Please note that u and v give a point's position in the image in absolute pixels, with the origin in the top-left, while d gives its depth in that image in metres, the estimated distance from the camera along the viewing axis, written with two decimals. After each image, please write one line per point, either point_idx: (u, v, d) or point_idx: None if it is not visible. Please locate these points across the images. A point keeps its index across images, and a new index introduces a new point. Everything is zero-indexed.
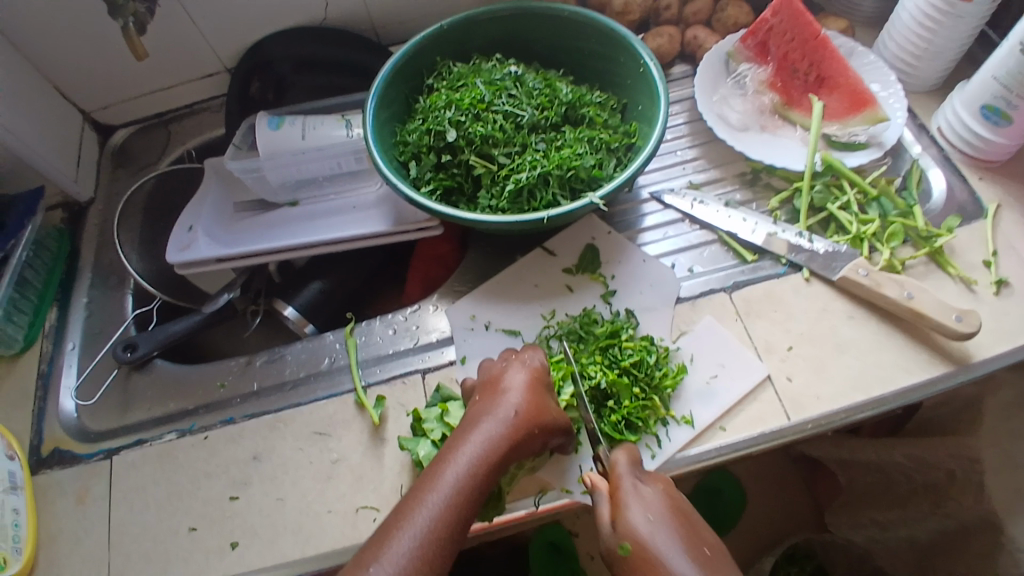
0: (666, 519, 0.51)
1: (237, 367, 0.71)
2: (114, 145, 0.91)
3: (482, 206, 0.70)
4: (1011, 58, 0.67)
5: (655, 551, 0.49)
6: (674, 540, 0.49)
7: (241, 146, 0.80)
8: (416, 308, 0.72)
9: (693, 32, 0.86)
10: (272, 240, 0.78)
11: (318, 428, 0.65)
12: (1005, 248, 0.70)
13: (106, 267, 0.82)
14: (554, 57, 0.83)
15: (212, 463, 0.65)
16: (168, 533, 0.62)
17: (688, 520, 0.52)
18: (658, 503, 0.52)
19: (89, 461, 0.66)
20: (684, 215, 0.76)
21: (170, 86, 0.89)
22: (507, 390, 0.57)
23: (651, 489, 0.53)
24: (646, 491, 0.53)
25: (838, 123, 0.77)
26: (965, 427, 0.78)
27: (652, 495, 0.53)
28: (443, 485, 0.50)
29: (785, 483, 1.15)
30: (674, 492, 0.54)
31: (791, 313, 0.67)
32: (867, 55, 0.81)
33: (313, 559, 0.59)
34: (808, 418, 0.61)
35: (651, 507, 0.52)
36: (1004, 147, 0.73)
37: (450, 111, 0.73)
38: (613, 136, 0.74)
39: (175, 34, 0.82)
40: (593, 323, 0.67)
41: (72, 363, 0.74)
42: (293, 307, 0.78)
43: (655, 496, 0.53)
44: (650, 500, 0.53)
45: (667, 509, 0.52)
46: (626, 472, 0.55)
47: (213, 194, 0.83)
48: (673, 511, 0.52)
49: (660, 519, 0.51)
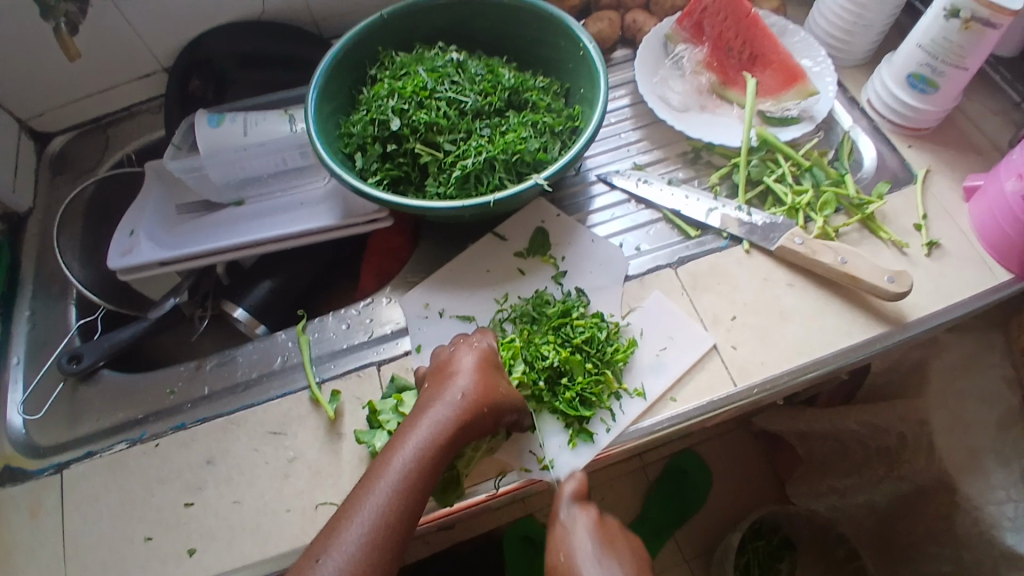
0: (592, 550, 0.56)
1: (187, 372, 0.70)
2: (50, 152, 0.88)
3: (430, 193, 0.71)
4: (935, 25, 0.70)
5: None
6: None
7: (181, 146, 0.78)
8: (368, 301, 0.72)
9: (633, 17, 0.88)
10: (218, 239, 0.76)
11: (273, 427, 0.65)
12: (935, 212, 0.73)
13: (48, 278, 0.79)
14: (496, 44, 0.83)
15: (165, 470, 0.63)
16: (123, 544, 0.60)
17: (611, 545, 0.56)
18: (586, 536, 0.56)
19: (40, 476, 0.64)
20: (630, 196, 0.77)
21: (103, 89, 0.86)
22: (456, 374, 0.57)
23: (579, 525, 0.56)
24: (578, 525, 0.56)
25: (773, 99, 0.80)
26: (915, 392, 0.81)
27: (582, 529, 0.56)
28: (391, 472, 0.50)
29: (747, 457, 1.19)
30: (604, 515, 0.58)
31: (734, 284, 0.69)
32: (798, 32, 0.84)
33: (274, 557, 0.59)
34: (753, 383, 0.64)
35: (578, 546, 0.56)
36: (933, 114, 0.77)
37: (393, 100, 0.73)
38: (557, 119, 0.75)
39: (105, 34, 0.79)
40: (545, 304, 0.68)
41: (18, 378, 0.72)
42: (243, 308, 0.77)
43: (582, 529, 0.56)
44: (578, 535, 0.56)
45: (591, 544, 0.56)
46: (563, 502, 0.58)
47: (154, 197, 0.80)
48: (600, 544, 0.56)
49: (586, 558, 0.55)
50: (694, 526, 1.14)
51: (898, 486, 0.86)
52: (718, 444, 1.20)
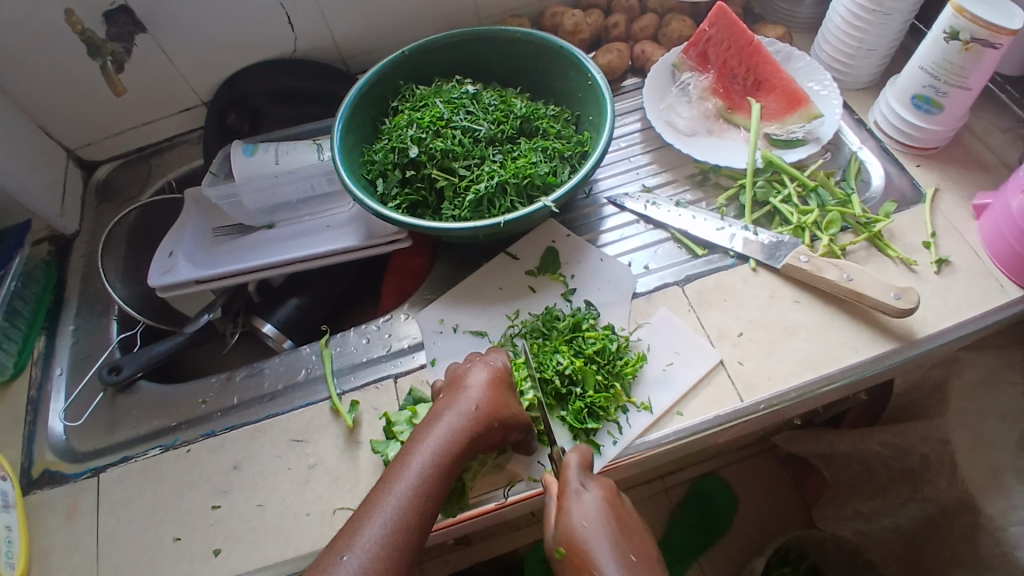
0: (603, 524, 0.53)
1: (218, 383, 0.74)
2: (97, 179, 0.95)
3: (446, 216, 0.75)
4: (937, 47, 0.72)
5: (589, 559, 0.51)
6: (609, 551, 0.51)
7: (218, 173, 0.84)
8: (387, 317, 0.76)
9: (641, 47, 0.92)
10: (249, 259, 0.81)
11: (296, 434, 0.68)
12: (944, 230, 0.74)
13: (92, 295, 0.86)
14: (511, 75, 0.88)
15: (195, 474, 0.67)
16: (154, 544, 0.64)
17: (623, 522, 0.54)
18: (597, 508, 0.54)
19: (77, 479, 0.69)
20: (640, 217, 0.80)
21: (147, 121, 0.93)
22: (469, 388, 0.60)
23: (593, 496, 0.55)
24: (589, 496, 0.55)
25: (778, 122, 0.82)
26: (936, 408, 0.82)
27: (592, 501, 0.54)
28: (409, 476, 0.53)
29: (773, 482, 1.17)
30: (615, 495, 0.56)
31: (741, 301, 0.71)
32: (802, 58, 0.87)
33: (294, 558, 0.62)
34: (760, 398, 0.64)
35: (591, 518, 0.53)
36: (939, 134, 0.78)
37: (412, 130, 0.78)
38: (566, 145, 0.78)
39: (152, 72, 0.87)
40: (555, 319, 0.70)
41: (60, 388, 0.77)
42: (271, 324, 0.81)
43: (595, 501, 0.54)
44: (591, 507, 0.54)
45: (605, 517, 0.54)
46: (573, 473, 0.57)
47: (193, 221, 0.87)
48: (614, 519, 0.54)
49: (599, 530, 0.53)
50: (718, 552, 1.12)
51: (922, 508, 0.84)
52: (744, 471, 1.18)
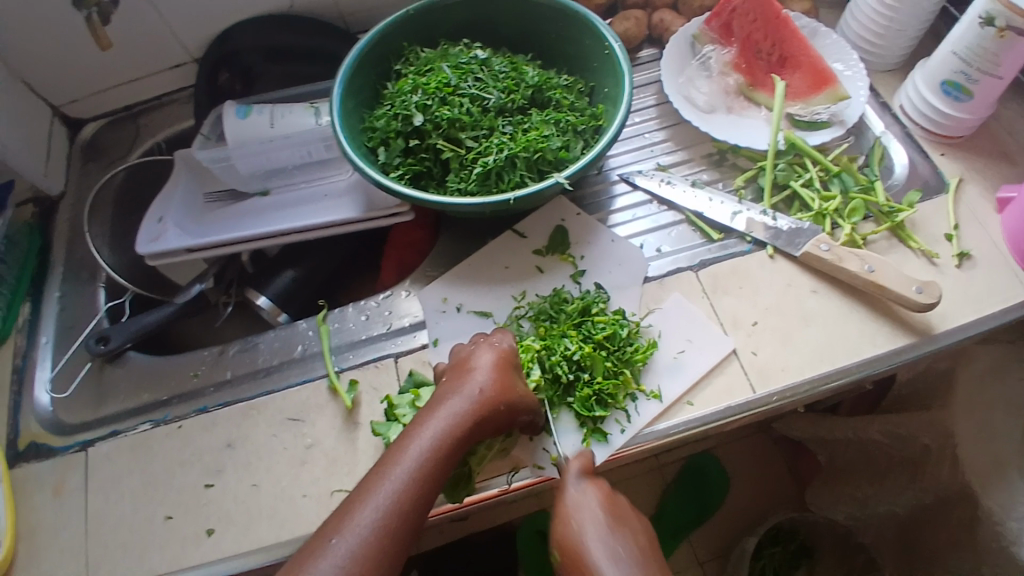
0: (601, 524, 0.53)
1: (210, 357, 0.71)
2: (83, 139, 0.90)
3: (451, 189, 0.71)
4: (970, 32, 0.68)
5: (586, 557, 0.51)
6: (602, 545, 0.51)
7: (209, 137, 0.80)
8: (388, 293, 0.73)
9: (660, 16, 0.87)
10: (243, 228, 0.78)
11: (291, 414, 0.66)
12: (967, 222, 0.71)
13: (78, 262, 0.82)
14: (522, 41, 0.83)
15: (187, 452, 0.65)
16: (144, 523, 0.62)
17: (621, 521, 0.53)
18: (595, 509, 0.54)
19: (65, 453, 0.66)
20: (653, 197, 0.76)
21: (136, 78, 0.88)
22: (474, 370, 0.57)
23: (589, 496, 0.54)
24: (586, 496, 0.54)
25: (802, 102, 0.78)
26: (940, 400, 0.81)
27: (590, 501, 0.54)
28: (405, 460, 0.51)
29: (767, 464, 1.17)
30: (613, 492, 0.56)
31: (756, 288, 0.69)
32: (830, 34, 0.82)
33: (288, 542, 0.60)
34: (773, 390, 0.63)
35: (588, 516, 0.53)
36: (967, 122, 0.74)
37: (417, 96, 0.73)
38: (580, 118, 0.74)
39: (140, 25, 0.81)
40: (564, 302, 0.67)
41: (46, 357, 0.74)
42: (266, 296, 0.78)
43: (591, 502, 0.54)
44: (586, 504, 0.54)
45: (601, 516, 0.53)
46: (571, 477, 0.56)
47: (183, 185, 0.82)
48: (612, 518, 0.53)
49: (596, 527, 0.52)
50: (708, 530, 1.13)
51: (918, 497, 0.84)
52: (738, 448, 1.18)
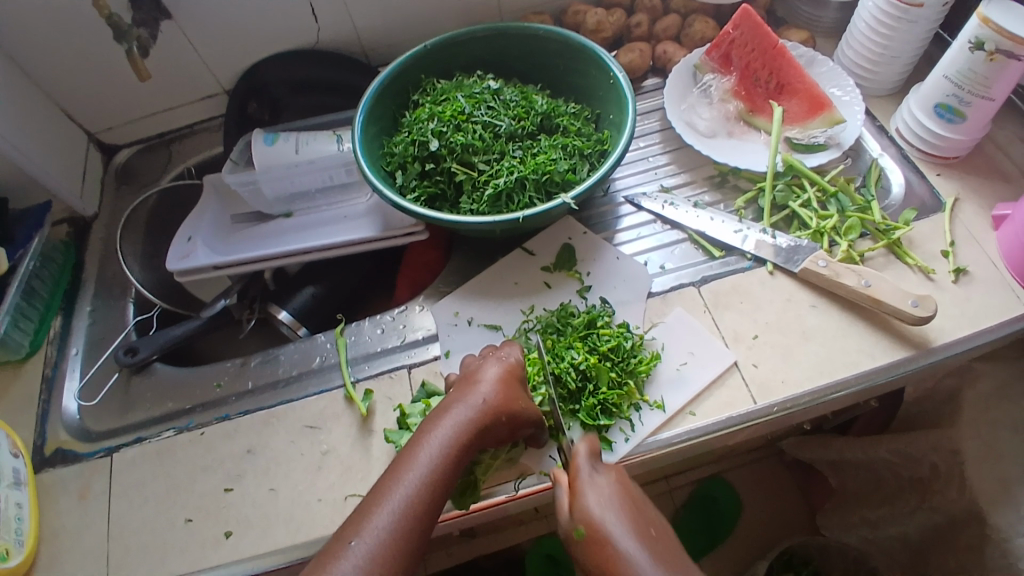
0: (618, 506, 0.53)
1: (233, 368, 0.75)
2: (117, 164, 0.96)
3: (464, 210, 0.75)
4: (962, 56, 0.71)
5: (606, 536, 0.51)
6: (624, 526, 0.51)
7: (238, 161, 0.84)
8: (402, 308, 0.76)
9: (663, 47, 0.92)
10: (266, 247, 0.82)
11: (309, 422, 0.69)
12: (963, 239, 0.73)
13: (110, 278, 0.87)
14: (532, 72, 0.88)
15: (209, 457, 0.68)
16: (166, 525, 0.65)
17: (638, 506, 0.54)
18: (610, 491, 0.54)
19: (90, 459, 0.70)
20: (657, 217, 0.80)
21: (170, 108, 0.94)
22: (481, 382, 0.60)
23: (605, 479, 0.55)
24: (602, 480, 0.55)
25: (799, 127, 0.82)
26: (948, 420, 0.81)
27: (605, 485, 0.55)
28: (416, 467, 0.53)
29: (779, 488, 1.17)
30: (625, 481, 0.56)
31: (756, 303, 0.71)
32: (826, 62, 0.86)
33: (303, 545, 0.62)
34: (774, 402, 0.64)
35: (605, 497, 0.53)
36: (962, 143, 0.77)
37: (433, 123, 0.78)
38: (586, 143, 0.78)
39: (178, 59, 0.88)
40: (570, 315, 0.70)
41: (75, 368, 0.78)
42: (288, 311, 0.82)
43: (608, 487, 0.54)
44: (604, 490, 0.54)
45: (619, 500, 0.53)
46: (583, 461, 0.56)
47: (212, 207, 0.87)
48: (628, 500, 0.54)
49: (614, 508, 0.53)
50: (721, 557, 1.12)
51: (930, 519, 0.84)
52: (750, 474, 1.18)
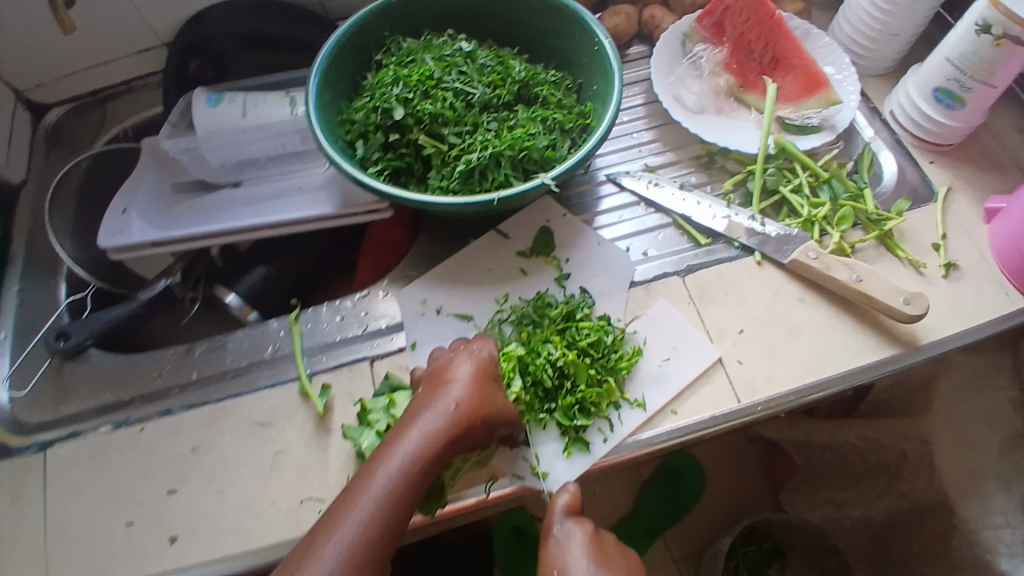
0: (586, 566, 0.51)
1: (176, 356, 0.68)
2: (47, 125, 0.85)
3: (432, 187, 0.68)
4: (966, 39, 0.67)
5: None
6: None
7: (178, 124, 0.76)
8: (364, 293, 0.70)
9: (650, 12, 0.85)
10: (212, 221, 0.74)
11: (261, 419, 0.63)
12: (954, 231, 0.70)
13: (39, 253, 0.77)
14: (510, 33, 0.80)
15: (150, 458, 0.62)
16: (103, 532, 0.59)
17: (608, 561, 0.52)
18: (579, 552, 0.52)
19: (22, 453, 0.63)
20: (639, 198, 0.75)
21: (106, 61, 0.83)
22: (451, 383, 0.54)
23: (573, 540, 0.52)
24: (570, 540, 0.52)
25: (792, 106, 0.77)
26: (920, 407, 0.80)
27: (575, 545, 0.52)
28: (374, 487, 0.48)
29: (746, 465, 1.17)
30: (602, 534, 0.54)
31: (743, 295, 0.67)
32: (822, 37, 0.81)
33: (255, 553, 0.57)
34: (758, 401, 0.61)
35: (570, 559, 0.51)
36: (956, 131, 0.74)
37: (398, 88, 0.70)
38: (567, 116, 0.72)
39: (106, 4, 0.77)
40: (547, 306, 0.65)
41: (4, 351, 0.70)
42: (236, 294, 0.75)
43: (575, 545, 0.52)
44: (570, 548, 0.52)
45: (586, 556, 0.51)
46: (556, 515, 0.54)
47: (149, 175, 0.78)
48: (596, 557, 0.52)
49: (579, 569, 0.51)
50: (686, 528, 1.12)
51: (894, 504, 0.84)
52: (717, 448, 1.18)
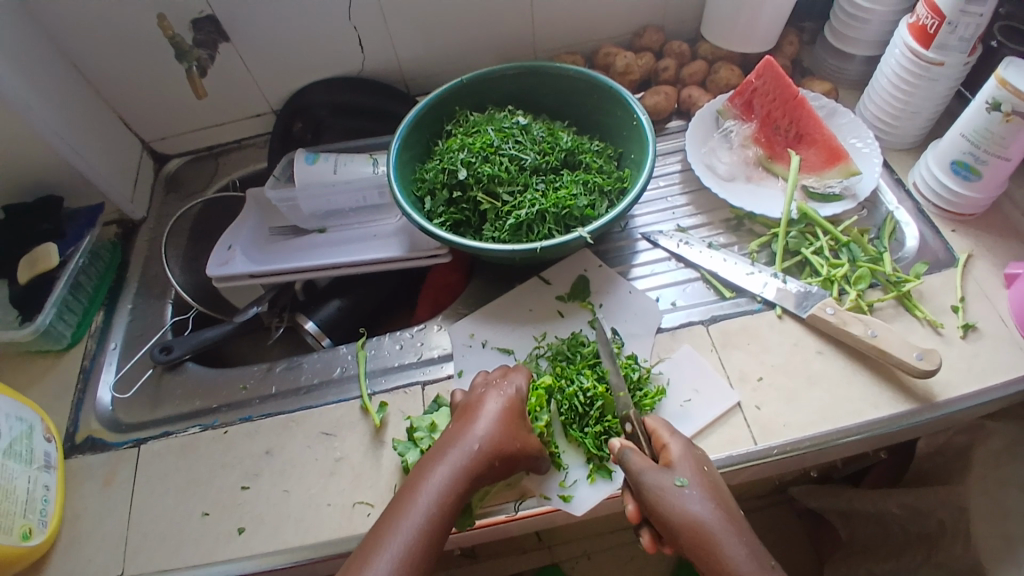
0: (704, 473, 0.59)
1: (259, 372, 0.79)
2: (166, 172, 1.03)
3: (486, 237, 0.79)
4: (979, 116, 0.72)
5: (690, 505, 0.56)
6: (704, 493, 0.57)
7: (280, 177, 0.91)
8: (421, 327, 0.80)
9: (688, 92, 0.96)
10: (299, 260, 0.87)
11: (326, 428, 0.72)
12: (974, 295, 0.74)
13: (151, 279, 0.92)
14: (561, 109, 0.92)
15: (229, 456, 0.72)
16: (184, 518, 0.68)
17: (713, 475, 0.59)
18: (696, 461, 0.60)
19: (118, 448, 0.74)
20: (672, 254, 0.82)
21: (222, 122, 1.01)
22: (479, 420, 0.62)
23: (690, 449, 0.60)
24: (686, 450, 0.60)
25: (816, 176, 0.84)
26: (958, 475, 0.81)
27: (694, 454, 0.60)
28: (414, 512, 0.56)
29: (790, 538, 1.15)
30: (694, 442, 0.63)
31: (764, 346, 0.73)
32: (847, 114, 0.88)
33: (311, 546, 0.65)
34: (774, 444, 0.66)
35: (693, 463, 0.59)
36: (978, 201, 0.78)
37: (463, 153, 0.83)
38: (607, 180, 0.82)
39: (231, 80, 0.95)
40: (580, 344, 0.73)
41: (112, 362, 0.83)
42: (314, 322, 0.87)
43: (694, 452, 0.60)
44: (691, 457, 0.60)
45: (702, 465, 0.60)
46: (669, 431, 0.62)
47: (251, 220, 0.93)
48: (706, 469, 0.60)
49: (699, 475, 0.58)
50: None
51: None
52: (760, 519, 1.17)
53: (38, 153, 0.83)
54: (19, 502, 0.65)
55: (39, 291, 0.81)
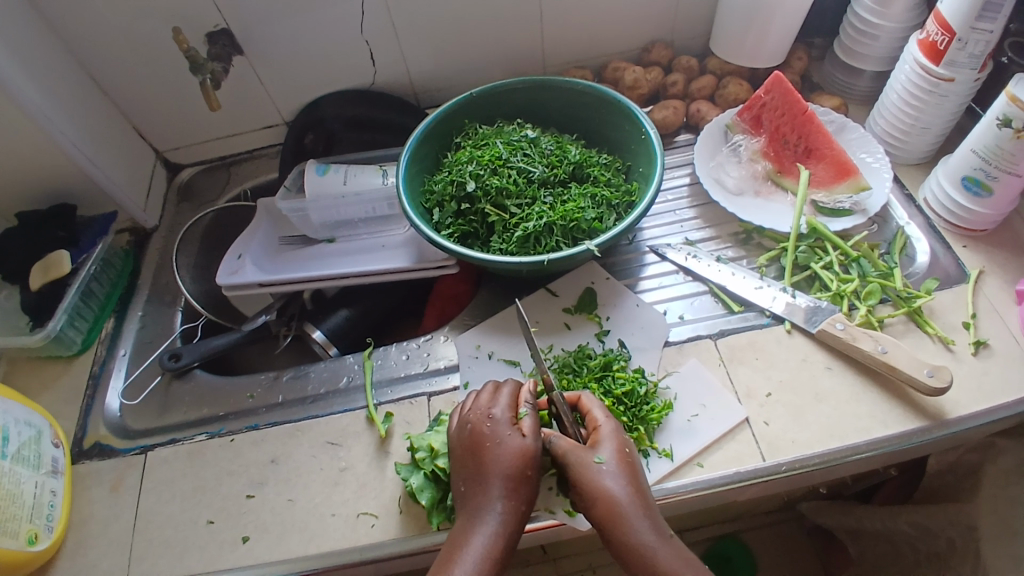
0: (625, 456, 0.58)
1: (267, 380, 0.80)
2: (179, 181, 1.05)
3: (494, 249, 0.79)
4: (989, 132, 0.72)
5: (608, 485, 0.56)
6: (624, 476, 0.57)
7: (291, 188, 0.91)
8: (428, 337, 0.80)
9: (697, 106, 0.96)
10: (308, 270, 0.88)
11: (331, 438, 0.72)
12: (985, 312, 0.73)
13: (163, 286, 0.93)
14: (570, 123, 0.93)
15: (236, 463, 0.72)
16: (189, 525, 0.69)
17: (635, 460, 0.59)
18: (620, 445, 0.59)
19: (125, 454, 0.75)
20: (680, 268, 0.82)
21: (235, 133, 1.03)
22: (494, 468, 0.59)
23: (616, 431, 0.60)
24: (610, 431, 0.60)
25: (825, 191, 0.84)
26: (969, 495, 0.79)
27: (620, 437, 0.60)
28: None
29: (798, 553, 1.12)
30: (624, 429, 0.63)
31: (772, 360, 0.72)
32: (857, 129, 0.88)
33: (314, 556, 0.65)
34: (783, 461, 0.65)
35: (614, 444, 0.59)
36: (988, 217, 0.77)
37: (472, 166, 0.83)
38: (614, 193, 0.82)
39: (245, 92, 0.97)
40: (587, 357, 0.73)
41: (122, 367, 0.84)
42: (321, 331, 0.87)
43: (618, 434, 0.60)
44: (614, 437, 0.60)
45: (627, 450, 0.59)
46: (600, 413, 0.62)
47: (262, 229, 0.94)
48: (630, 452, 0.59)
49: (621, 456, 0.58)
50: None
51: None
52: (768, 534, 1.14)
53: (54, 163, 0.84)
54: (24, 506, 0.65)
55: (52, 298, 0.82)
